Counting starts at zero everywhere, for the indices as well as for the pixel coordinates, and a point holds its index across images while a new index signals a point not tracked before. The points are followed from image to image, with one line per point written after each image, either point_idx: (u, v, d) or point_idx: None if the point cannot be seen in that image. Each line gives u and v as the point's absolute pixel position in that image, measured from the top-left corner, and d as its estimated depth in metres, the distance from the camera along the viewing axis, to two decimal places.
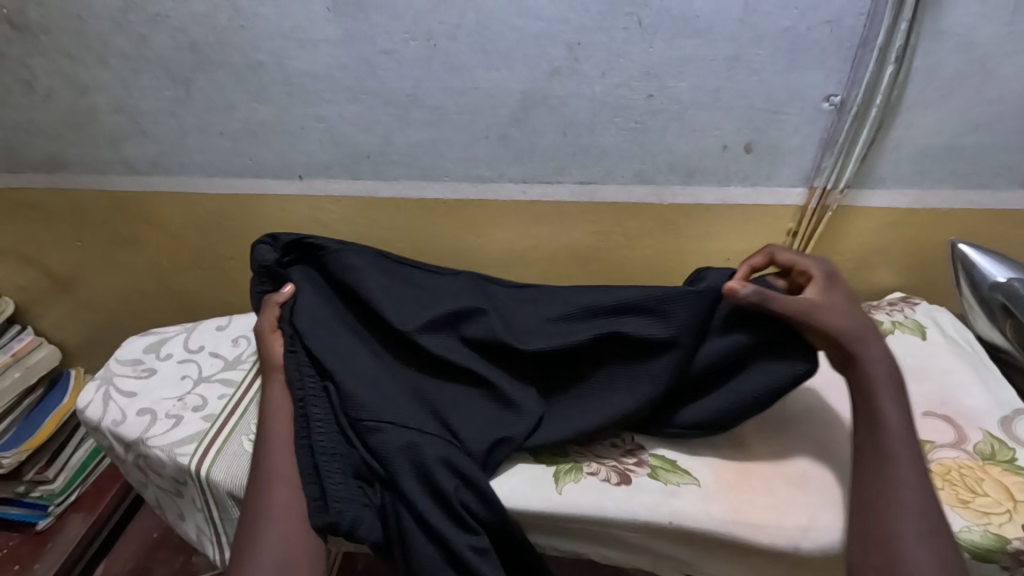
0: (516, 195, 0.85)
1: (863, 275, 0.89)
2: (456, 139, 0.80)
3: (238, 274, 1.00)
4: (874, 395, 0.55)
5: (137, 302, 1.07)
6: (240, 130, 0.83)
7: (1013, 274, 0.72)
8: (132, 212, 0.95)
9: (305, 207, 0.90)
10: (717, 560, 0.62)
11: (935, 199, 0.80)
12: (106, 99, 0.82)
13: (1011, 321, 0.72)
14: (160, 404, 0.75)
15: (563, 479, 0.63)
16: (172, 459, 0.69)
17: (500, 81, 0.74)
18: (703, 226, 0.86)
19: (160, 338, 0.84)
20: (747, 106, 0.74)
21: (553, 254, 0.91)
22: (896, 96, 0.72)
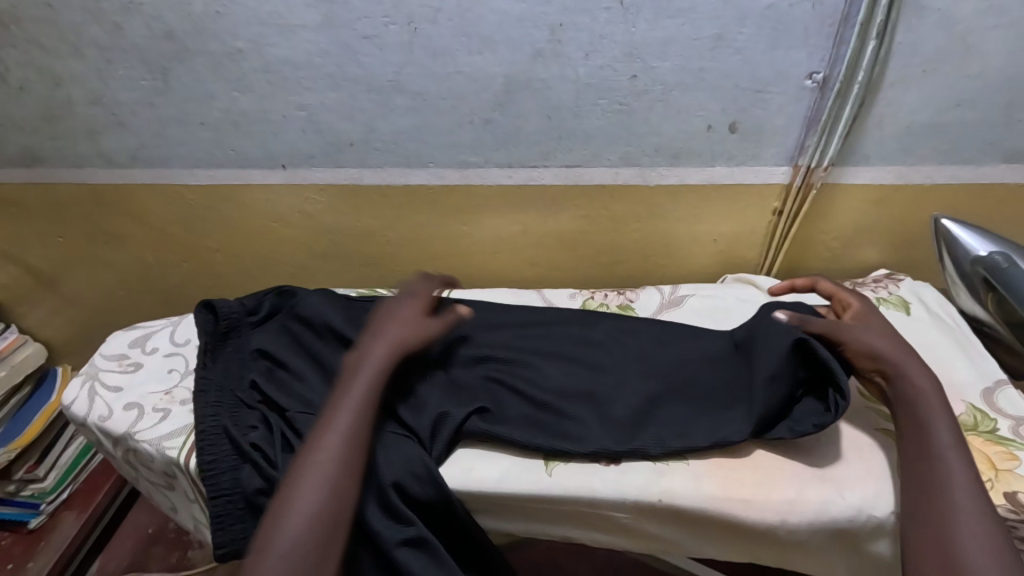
0: (502, 180, 0.84)
1: (847, 253, 0.90)
2: (441, 125, 0.79)
3: (221, 267, 1.00)
4: (935, 439, 0.55)
5: (121, 296, 1.06)
6: (219, 120, 0.81)
7: (995, 248, 0.72)
8: (112, 205, 0.93)
9: (291, 197, 0.89)
10: (708, 537, 0.63)
11: (918, 175, 0.81)
12: (81, 92, 0.80)
13: (993, 294, 0.73)
14: (147, 398, 0.74)
15: (553, 461, 0.63)
16: (160, 453, 0.69)
17: (482, 64, 0.73)
18: (689, 208, 0.86)
19: (146, 332, 0.83)
20: (730, 86, 0.73)
21: (541, 239, 0.91)
22: (877, 73, 0.72)
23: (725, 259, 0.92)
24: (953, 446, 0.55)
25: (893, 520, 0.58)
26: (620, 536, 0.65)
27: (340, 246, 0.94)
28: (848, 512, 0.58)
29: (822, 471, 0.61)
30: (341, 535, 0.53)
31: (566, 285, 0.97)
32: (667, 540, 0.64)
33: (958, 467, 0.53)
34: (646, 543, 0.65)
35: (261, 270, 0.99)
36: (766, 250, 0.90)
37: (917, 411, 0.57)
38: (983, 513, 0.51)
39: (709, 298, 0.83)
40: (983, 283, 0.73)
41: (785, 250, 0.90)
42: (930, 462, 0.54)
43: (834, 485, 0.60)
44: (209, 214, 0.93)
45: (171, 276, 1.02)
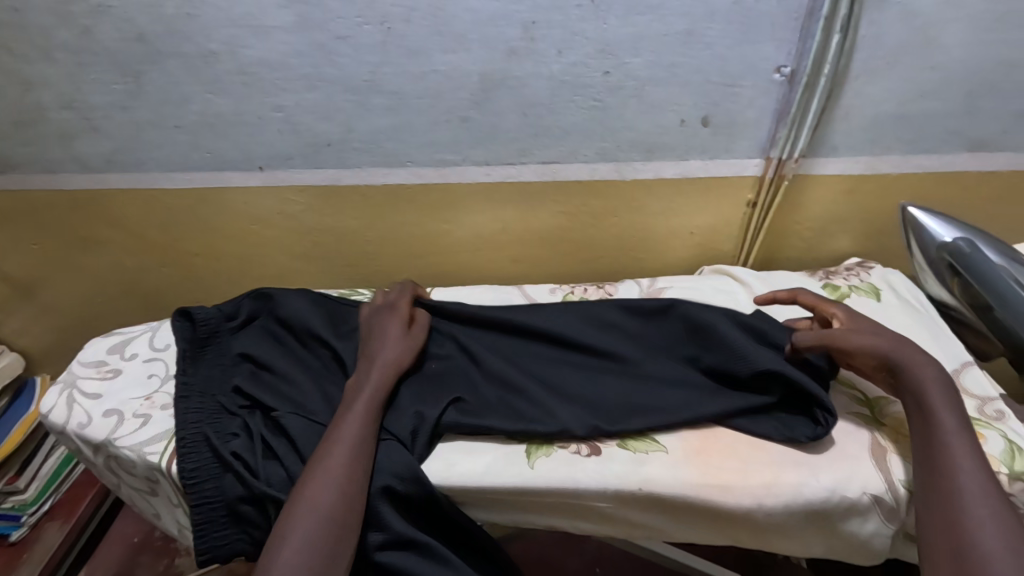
0: (481, 177, 0.85)
1: (821, 244, 0.92)
2: (419, 124, 0.80)
3: (202, 271, 0.99)
4: (940, 422, 0.56)
5: (100, 303, 1.05)
6: (195, 123, 0.81)
7: (958, 233, 0.75)
8: (88, 211, 0.92)
9: (269, 199, 0.89)
10: (688, 523, 0.64)
11: (886, 164, 0.83)
12: (53, 97, 0.80)
13: (958, 279, 0.76)
14: (127, 404, 0.74)
15: (536, 454, 0.64)
16: (142, 458, 0.69)
17: (457, 63, 0.74)
18: (665, 202, 0.87)
19: (124, 338, 0.83)
20: (701, 81, 0.75)
21: (521, 236, 0.92)
22: (843, 66, 0.74)
23: (701, 251, 0.94)
24: (958, 427, 0.55)
25: (865, 500, 0.60)
26: (604, 525, 0.66)
27: (321, 247, 0.94)
28: (822, 493, 0.60)
29: (798, 455, 0.62)
30: (353, 531, 0.56)
31: (547, 280, 0.97)
32: (648, 527, 0.65)
33: (963, 448, 0.54)
34: (629, 531, 0.66)
35: (242, 272, 0.99)
36: (740, 244, 0.93)
37: (920, 395, 0.58)
38: (990, 489, 0.51)
39: (687, 289, 0.84)
40: (947, 267, 0.76)
41: (760, 244, 0.93)
42: (935, 443, 0.55)
43: (809, 469, 0.61)
44: (187, 218, 0.92)
45: (150, 282, 1.01)
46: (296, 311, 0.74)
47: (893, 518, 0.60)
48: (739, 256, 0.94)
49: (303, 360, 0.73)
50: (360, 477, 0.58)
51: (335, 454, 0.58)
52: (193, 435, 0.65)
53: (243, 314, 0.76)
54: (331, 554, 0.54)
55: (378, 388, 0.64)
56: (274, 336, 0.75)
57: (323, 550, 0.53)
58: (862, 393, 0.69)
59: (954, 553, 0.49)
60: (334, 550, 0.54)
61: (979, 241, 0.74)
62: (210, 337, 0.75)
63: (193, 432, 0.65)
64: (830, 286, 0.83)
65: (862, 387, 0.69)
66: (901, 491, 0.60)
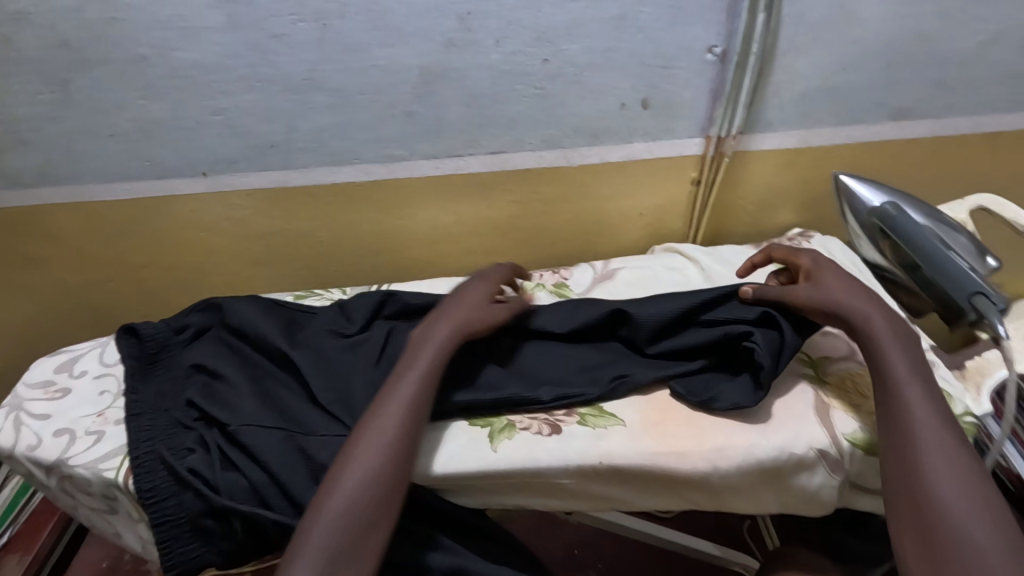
0: (429, 170, 0.85)
1: (766, 218, 0.96)
2: (364, 121, 0.79)
3: (154, 285, 0.97)
4: (895, 373, 0.57)
5: (45, 323, 1.01)
6: (134, 129, 0.79)
7: (887, 197, 0.69)
8: (29, 227, 0.89)
9: (216, 205, 0.87)
10: (649, 492, 0.66)
11: (817, 137, 0.87)
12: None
13: (887, 242, 0.68)
14: (78, 422, 0.72)
15: (497, 437, 0.65)
16: (97, 476, 0.67)
17: (396, 57, 0.74)
18: (614, 185, 0.89)
19: (70, 359, 0.80)
20: (636, 64, 0.77)
21: (475, 227, 0.93)
22: (771, 43, 0.76)
23: (652, 231, 0.96)
24: (917, 377, 0.57)
25: (812, 455, 0.63)
26: (571, 503, 0.67)
27: (274, 251, 0.93)
28: (774, 452, 0.62)
29: (748, 419, 0.65)
30: (390, 502, 0.53)
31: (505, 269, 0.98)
32: (611, 497, 0.66)
33: (920, 396, 0.56)
34: (594, 504, 0.68)
35: (199, 282, 0.97)
36: (689, 216, 0.95)
37: (870, 343, 0.60)
38: (946, 434, 0.53)
39: (640, 271, 0.87)
40: (852, 235, 0.74)
41: (708, 217, 0.95)
42: (898, 394, 0.56)
43: (760, 433, 0.64)
44: (136, 229, 0.90)
45: (98, 298, 0.98)
46: (239, 316, 0.72)
47: (839, 470, 0.64)
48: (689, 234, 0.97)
49: (252, 363, 0.70)
50: (411, 442, 0.56)
51: (388, 417, 0.56)
52: (147, 454, 0.62)
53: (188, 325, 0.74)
54: (371, 521, 0.51)
55: (440, 350, 0.62)
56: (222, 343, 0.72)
57: (358, 516, 0.51)
58: (807, 355, 0.72)
59: (919, 502, 0.51)
60: (376, 519, 0.52)
61: (904, 204, 0.69)
62: (154, 354, 0.72)
63: (146, 450, 0.63)
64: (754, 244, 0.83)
65: (806, 349, 0.73)
66: (845, 444, 0.63)
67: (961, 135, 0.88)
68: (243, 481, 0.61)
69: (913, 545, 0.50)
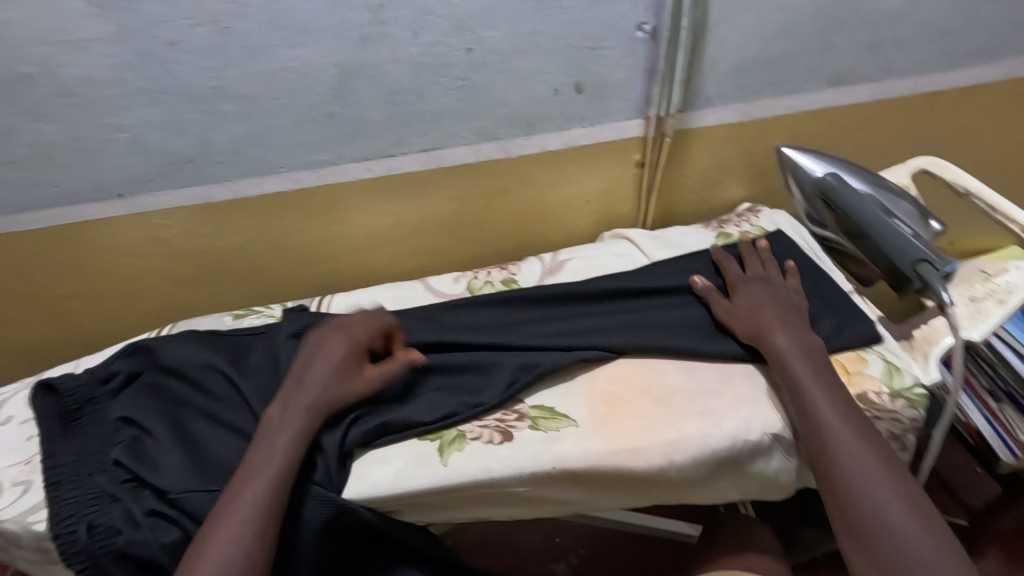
0: (493, 153, 0.84)
1: (713, 193, 0.95)
2: (419, 122, 0.78)
3: (164, 285, 0.90)
4: (779, 348, 0.65)
5: (37, 352, 0.95)
6: (127, 140, 0.74)
7: (857, 182, 0.75)
8: (25, 254, 0.83)
9: (262, 211, 0.84)
10: (709, 480, 0.65)
11: (759, 109, 0.86)
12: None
13: (831, 215, 0.76)
14: (4, 474, 0.68)
15: (543, 424, 0.66)
16: (26, 530, 0.63)
17: (444, 48, 0.72)
18: (676, 153, 0.89)
19: (50, 421, 0.69)
20: (565, 47, 0.75)
21: (544, 204, 0.92)
22: (701, 18, 0.74)
23: (602, 216, 0.96)
24: (811, 369, 0.63)
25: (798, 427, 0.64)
26: (638, 490, 0.65)
27: (277, 261, 0.91)
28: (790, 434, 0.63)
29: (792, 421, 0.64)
30: None
31: (454, 268, 0.98)
32: (685, 483, 0.64)
33: (826, 395, 0.61)
34: (669, 493, 0.66)
35: (230, 289, 0.93)
36: (638, 204, 0.95)
37: (754, 335, 0.68)
38: (847, 409, 0.60)
39: (588, 260, 0.86)
40: (883, 208, 0.72)
41: (656, 201, 0.95)
42: (792, 376, 0.63)
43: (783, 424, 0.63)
44: (146, 236, 0.84)
45: (138, 311, 0.93)
46: (315, 322, 0.77)
47: (795, 453, 0.65)
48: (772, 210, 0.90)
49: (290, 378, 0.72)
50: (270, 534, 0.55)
51: (240, 511, 0.55)
52: (69, 529, 0.60)
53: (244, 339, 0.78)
54: None
55: (296, 448, 0.59)
56: (270, 357, 0.74)
57: None
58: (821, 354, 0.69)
59: (817, 447, 0.59)
60: None
61: (844, 173, 0.76)
62: (195, 388, 0.71)
63: (68, 526, 0.60)
64: (837, 209, 0.74)
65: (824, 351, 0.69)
66: None
67: (899, 99, 0.88)
68: (317, 495, 0.60)
69: (841, 516, 0.56)
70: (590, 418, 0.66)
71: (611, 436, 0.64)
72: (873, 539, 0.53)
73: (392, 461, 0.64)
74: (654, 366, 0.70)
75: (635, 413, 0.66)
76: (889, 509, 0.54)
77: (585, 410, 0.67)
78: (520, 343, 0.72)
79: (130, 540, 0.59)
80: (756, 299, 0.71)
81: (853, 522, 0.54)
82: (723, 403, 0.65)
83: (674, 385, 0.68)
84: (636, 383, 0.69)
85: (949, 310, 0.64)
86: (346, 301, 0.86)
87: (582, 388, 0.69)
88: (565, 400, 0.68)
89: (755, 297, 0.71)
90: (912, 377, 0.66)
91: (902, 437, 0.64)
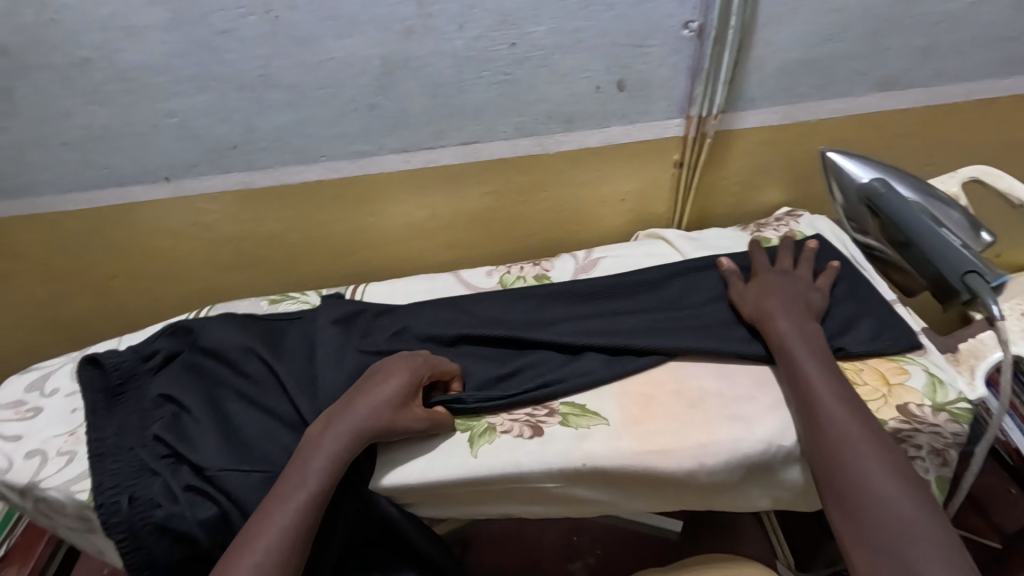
0: (531, 148, 0.84)
1: (752, 196, 0.94)
2: (459, 115, 0.79)
3: (203, 268, 0.93)
4: (779, 330, 0.65)
5: (81, 329, 0.98)
6: (176, 126, 0.76)
7: (908, 189, 0.72)
8: (75, 233, 0.86)
9: (302, 198, 0.85)
10: (739, 485, 0.64)
11: (804, 112, 0.84)
12: (24, 106, 0.72)
13: (874, 220, 0.75)
14: (50, 443, 0.71)
15: (574, 420, 0.66)
16: (69, 498, 0.65)
17: (488, 42, 0.72)
18: (714, 156, 0.88)
19: (95, 394, 0.71)
20: (609, 44, 0.74)
21: (579, 202, 0.92)
22: (749, 17, 0.73)
23: (636, 216, 0.95)
24: (808, 350, 0.63)
25: None
26: (666, 492, 0.65)
27: (313, 249, 0.92)
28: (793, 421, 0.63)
29: None
30: None
31: (485, 262, 0.98)
32: (714, 488, 0.64)
33: (819, 373, 0.61)
34: (699, 497, 0.65)
35: (266, 274, 0.95)
36: (674, 205, 0.94)
37: (764, 320, 0.67)
38: (842, 388, 0.60)
39: (622, 259, 0.86)
40: (931, 217, 0.70)
41: (692, 202, 0.93)
42: (788, 356, 0.63)
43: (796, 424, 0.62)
44: (189, 220, 0.86)
45: (178, 293, 0.96)
46: (351, 309, 0.78)
47: None
48: (811, 217, 0.88)
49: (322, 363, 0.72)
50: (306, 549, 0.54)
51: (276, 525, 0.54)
52: (110, 499, 0.62)
53: (281, 323, 0.79)
54: None
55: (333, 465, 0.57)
56: (305, 341, 0.75)
57: None
58: (861, 363, 0.68)
59: (809, 424, 0.59)
60: None
61: (892, 179, 0.74)
62: (232, 369, 0.73)
63: (110, 496, 0.62)
64: (880, 215, 0.73)
65: (864, 360, 0.68)
66: None
67: (952, 105, 0.85)
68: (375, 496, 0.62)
69: (831, 492, 0.55)
70: (621, 418, 0.65)
71: (642, 436, 0.63)
72: (860, 512, 0.52)
73: (422, 450, 0.65)
74: (687, 369, 0.69)
75: (667, 415, 0.65)
76: (875, 482, 0.53)
77: (617, 410, 0.66)
78: (553, 339, 0.72)
79: (168, 514, 0.61)
80: (773, 288, 0.70)
81: (840, 496, 0.54)
82: (758, 408, 0.64)
83: (708, 387, 0.67)
84: (668, 384, 0.68)
85: (999, 324, 0.62)
86: (379, 292, 0.87)
87: (614, 387, 0.69)
88: (596, 398, 0.68)
89: (771, 286, 0.70)
90: (957, 392, 0.64)
91: (944, 452, 0.62)
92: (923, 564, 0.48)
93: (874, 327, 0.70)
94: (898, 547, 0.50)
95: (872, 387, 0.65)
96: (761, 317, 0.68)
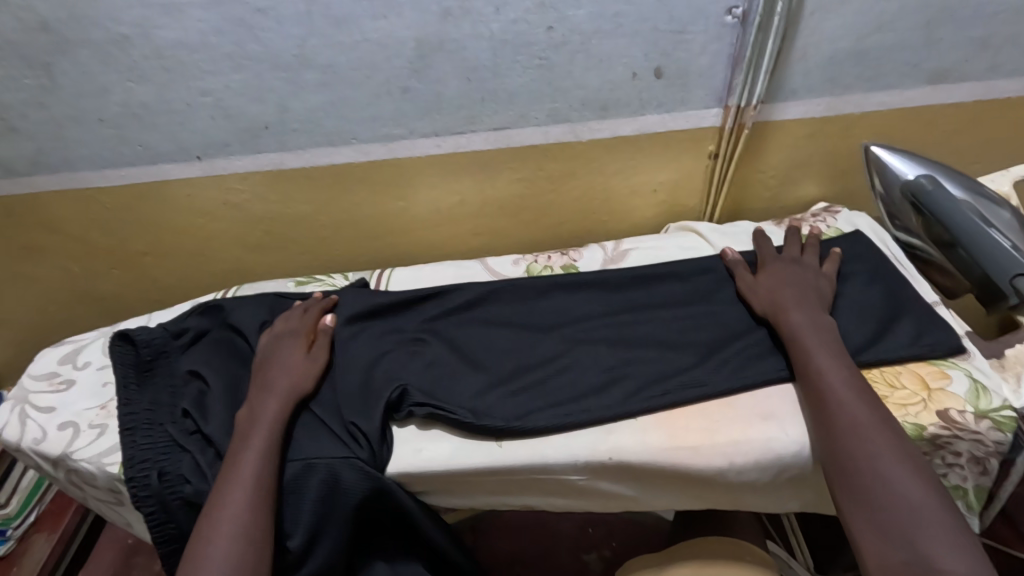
0: (563, 135, 0.82)
1: (787, 191, 0.91)
2: (492, 100, 0.78)
3: (231, 248, 0.93)
4: (791, 319, 0.64)
5: (111, 304, 1.00)
6: (210, 105, 0.76)
7: (957, 187, 0.70)
8: (110, 210, 0.87)
9: (331, 180, 0.85)
10: (768, 485, 0.63)
11: (848, 105, 0.81)
12: (62, 81, 0.72)
13: (919, 217, 0.72)
14: (82, 416, 0.72)
15: None
16: (101, 471, 0.67)
17: (525, 26, 0.71)
18: (751, 146, 0.85)
19: (126, 369, 0.72)
20: (649, 30, 0.72)
21: (609, 191, 0.90)
22: (797, 3, 0.71)
23: (668, 207, 0.94)
24: (817, 337, 0.62)
25: None
26: (692, 488, 0.64)
27: (340, 232, 0.92)
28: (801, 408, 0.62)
29: None
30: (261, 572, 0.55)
31: (512, 250, 0.97)
32: (742, 487, 0.63)
33: (829, 360, 0.60)
34: (725, 495, 0.64)
35: (293, 256, 0.95)
36: (706, 197, 0.92)
37: (773, 310, 0.67)
38: (853, 376, 0.59)
39: (653, 251, 0.84)
40: (981, 217, 0.67)
41: (725, 195, 0.91)
42: (799, 342, 0.62)
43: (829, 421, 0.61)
44: (219, 199, 0.86)
45: (207, 272, 0.96)
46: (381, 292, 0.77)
47: None
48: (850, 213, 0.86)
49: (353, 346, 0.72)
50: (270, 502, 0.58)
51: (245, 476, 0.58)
52: (140, 472, 0.63)
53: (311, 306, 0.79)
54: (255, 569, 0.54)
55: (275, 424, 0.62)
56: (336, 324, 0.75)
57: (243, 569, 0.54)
58: (902, 366, 0.65)
59: (818, 408, 0.58)
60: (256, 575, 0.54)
61: (941, 177, 0.71)
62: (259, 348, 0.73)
63: (140, 470, 0.63)
64: (927, 213, 0.70)
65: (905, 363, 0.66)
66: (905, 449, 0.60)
67: (1005, 101, 0.82)
68: (355, 465, 0.61)
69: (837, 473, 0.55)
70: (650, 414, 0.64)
71: (670, 432, 0.62)
72: (869, 499, 0.52)
73: (447, 438, 0.64)
74: None
75: (697, 411, 0.64)
76: (886, 467, 0.53)
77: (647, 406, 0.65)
78: (582, 330, 0.71)
79: (197, 490, 0.61)
80: (782, 279, 0.70)
81: (847, 477, 0.54)
82: (791, 407, 0.62)
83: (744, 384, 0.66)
84: None
85: None
86: (405, 277, 0.86)
87: None
88: None
89: (777, 276, 0.70)
90: (1001, 399, 0.62)
91: (983, 460, 0.62)
92: (932, 550, 0.48)
93: (916, 329, 0.67)
94: (908, 531, 0.49)
95: (911, 391, 0.63)
96: (767, 305, 0.68)
